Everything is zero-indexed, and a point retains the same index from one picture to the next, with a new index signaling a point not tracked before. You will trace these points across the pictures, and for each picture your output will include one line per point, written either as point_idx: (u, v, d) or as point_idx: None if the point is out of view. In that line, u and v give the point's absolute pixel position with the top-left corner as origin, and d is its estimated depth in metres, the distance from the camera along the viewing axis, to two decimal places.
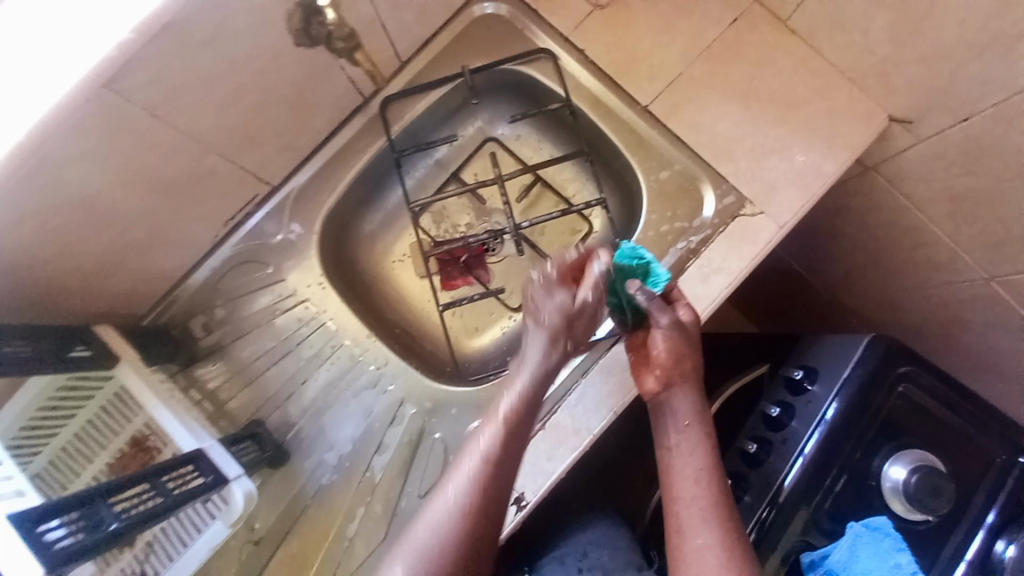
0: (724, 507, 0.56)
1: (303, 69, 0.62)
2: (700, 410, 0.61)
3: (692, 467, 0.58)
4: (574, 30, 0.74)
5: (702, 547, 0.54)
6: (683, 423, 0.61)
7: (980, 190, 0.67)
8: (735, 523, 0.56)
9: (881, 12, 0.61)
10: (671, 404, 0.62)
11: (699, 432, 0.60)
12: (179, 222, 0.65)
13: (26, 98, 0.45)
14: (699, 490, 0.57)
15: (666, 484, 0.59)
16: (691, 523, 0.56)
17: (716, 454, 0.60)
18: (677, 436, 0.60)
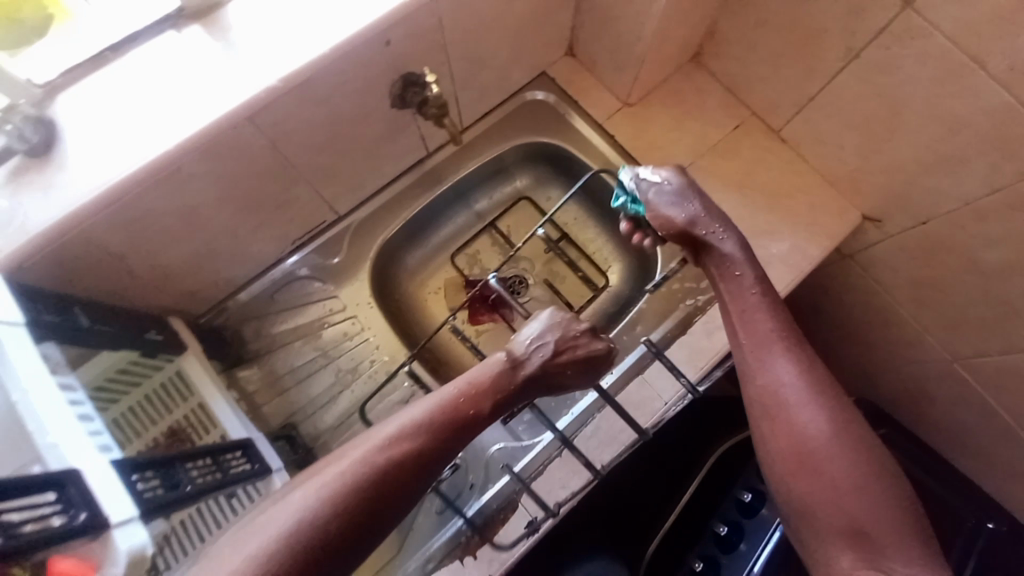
0: (814, 381, 0.57)
1: (389, 125, 0.76)
2: (760, 279, 0.63)
3: (772, 351, 0.58)
4: (606, 119, 0.90)
5: (778, 379, 0.57)
6: (757, 316, 0.61)
7: (937, 280, 0.80)
8: (836, 402, 0.56)
9: (853, 134, 0.77)
10: (738, 297, 0.62)
11: (771, 305, 0.61)
12: (253, 236, 0.74)
13: (184, 119, 0.55)
14: (787, 368, 0.57)
15: (748, 371, 0.60)
16: (793, 405, 0.56)
17: (794, 332, 0.60)
18: (751, 327, 0.60)
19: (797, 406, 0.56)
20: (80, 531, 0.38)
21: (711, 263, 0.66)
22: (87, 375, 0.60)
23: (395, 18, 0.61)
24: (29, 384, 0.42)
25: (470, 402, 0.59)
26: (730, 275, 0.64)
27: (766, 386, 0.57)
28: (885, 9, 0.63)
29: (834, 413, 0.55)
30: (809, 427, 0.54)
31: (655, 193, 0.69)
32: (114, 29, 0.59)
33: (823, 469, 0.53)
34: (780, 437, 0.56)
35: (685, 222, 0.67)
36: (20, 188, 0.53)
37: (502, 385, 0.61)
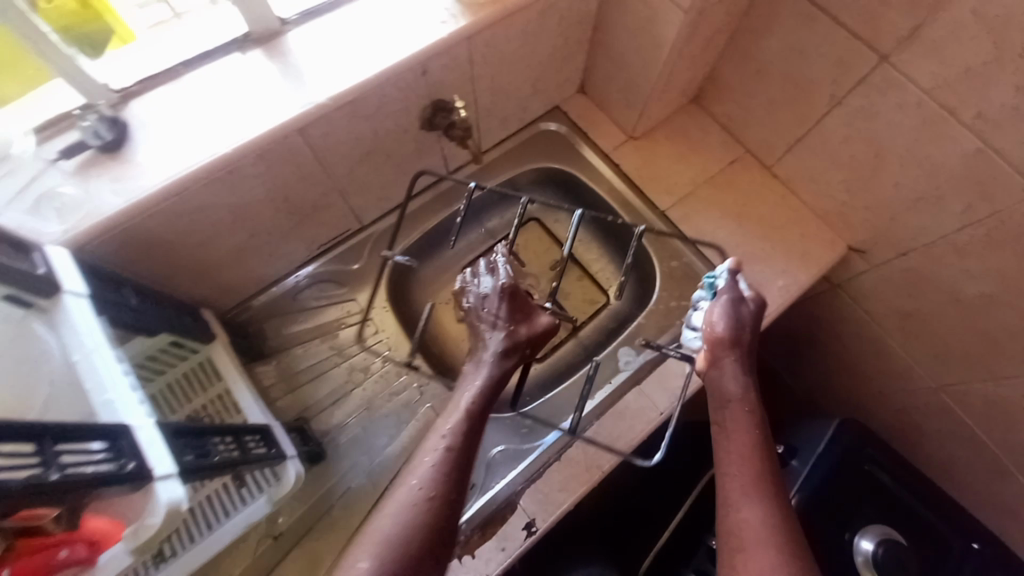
0: (789, 537, 0.54)
1: (417, 144, 0.83)
2: (759, 419, 0.63)
3: (750, 487, 0.57)
4: (613, 150, 0.98)
5: (747, 521, 0.55)
6: (744, 442, 0.61)
7: (921, 311, 0.85)
8: (807, 565, 0.52)
9: (839, 172, 0.84)
10: (728, 416, 0.63)
11: (755, 443, 0.61)
12: (284, 238, 0.79)
13: (240, 128, 0.62)
14: (762, 511, 0.55)
15: (725, 498, 0.58)
16: (758, 542, 0.53)
17: (774, 475, 0.59)
18: (736, 454, 0.60)
19: (755, 552, 0.53)
20: (128, 479, 0.42)
21: (716, 395, 0.66)
22: (132, 351, 0.64)
23: (432, 52, 0.69)
24: (92, 345, 0.47)
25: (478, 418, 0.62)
26: (727, 394, 0.65)
27: (735, 520, 0.56)
28: (865, 62, 0.71)
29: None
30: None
31: (716, 302, 0.71)
32: (186, 46, 0.67)
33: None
34: (739, 571, 0.53)
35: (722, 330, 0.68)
36: (90, 178, 0.60)
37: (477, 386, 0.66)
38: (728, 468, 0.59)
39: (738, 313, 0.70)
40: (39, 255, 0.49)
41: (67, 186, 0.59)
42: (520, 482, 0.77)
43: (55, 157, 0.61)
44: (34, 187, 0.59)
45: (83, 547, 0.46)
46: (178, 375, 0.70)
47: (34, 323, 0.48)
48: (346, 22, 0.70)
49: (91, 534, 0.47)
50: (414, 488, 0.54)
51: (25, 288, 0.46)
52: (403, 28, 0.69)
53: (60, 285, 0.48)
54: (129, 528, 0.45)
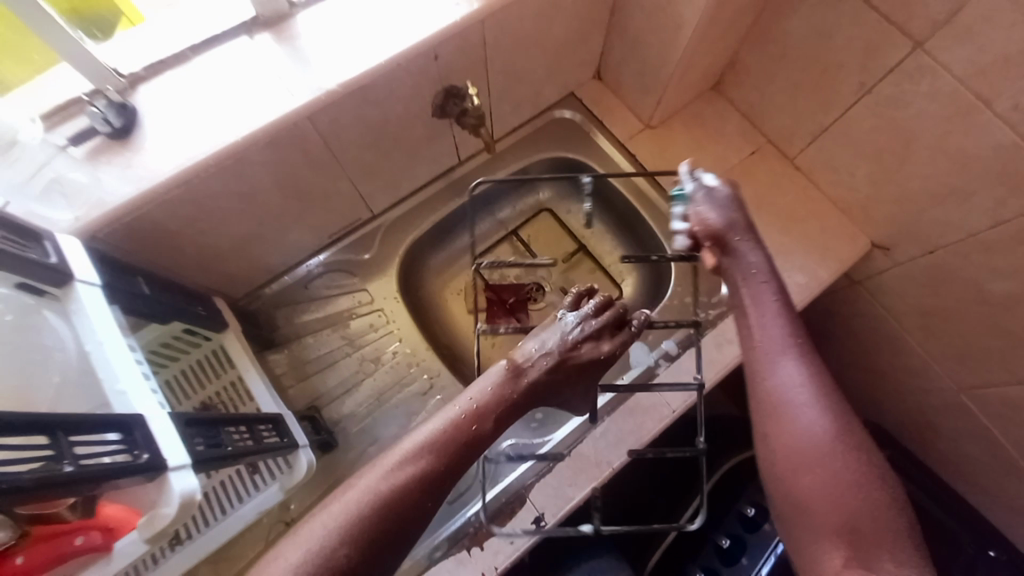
0: (825, 387, 0.53)
1: (427, 131, 0.82)
2: (782, 291, 0.59)
3: (782, 348, 0.55)
4: (629, 139, 0.96)
5: (782, 384, 0.53)
6: (769, 308, 0.57)
7: (944, 309, 0.83)
8: (844, 411, 0.52)
9: (863, 164, 0.81)
10: (750, 289, 0.59)
11: (782, 310, 0.57)
12: (294, 226, 0.79)
13: (249, 114, 0.61)
14: (797, 369, 0.53)
15: (753, 368, 0.55)
16: (795, 400, 0.52)
17: (806, 336, 0.56)
18: (762, 325, 0.56)
19: (801, 413, 0.51)
20: (142, 470, 0.42)
21: (735, 270, 0.60)
22: (144, 338, 0.68)
23: (444, 36, 0.67)
24: (103, 336, 0.47)
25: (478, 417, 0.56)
26: (749, 268, 0.59)
27: (768, 386, 0.54)
28: (897, 48, 0.68)
29: (838, 418, 0.51)
30: (808, 432, 0.51)
31: (703, 195, 0.63)
32: (194, 30, 0.66)
33: (808, 466, 0.50)
34: (774, 430, 0.52)
35: (719, 222, 0.61)
36: (99, 165, 0.59)
37: (507, 400, 0.57)
38: (760, 339, 0.56)
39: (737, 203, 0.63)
40: (50, 243, 0.48)
41: (77, 172, 0.59)
42: (531, 476, 0.76)
43: (64, 143, 0.61)
44: (46, 173, 0.59)
45: (99, 533, 0.47)
46: (190, 363, 0.72)
47: (46, 311, 0.48)
48: (357, 5, 0.68)
49: (106, 521, 0.48)
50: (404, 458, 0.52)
51: (37, 278, 0.45)
52: (414, 10, 0.67)
53: (72, 272, 0.48)
54: (145, 517, 0.45)
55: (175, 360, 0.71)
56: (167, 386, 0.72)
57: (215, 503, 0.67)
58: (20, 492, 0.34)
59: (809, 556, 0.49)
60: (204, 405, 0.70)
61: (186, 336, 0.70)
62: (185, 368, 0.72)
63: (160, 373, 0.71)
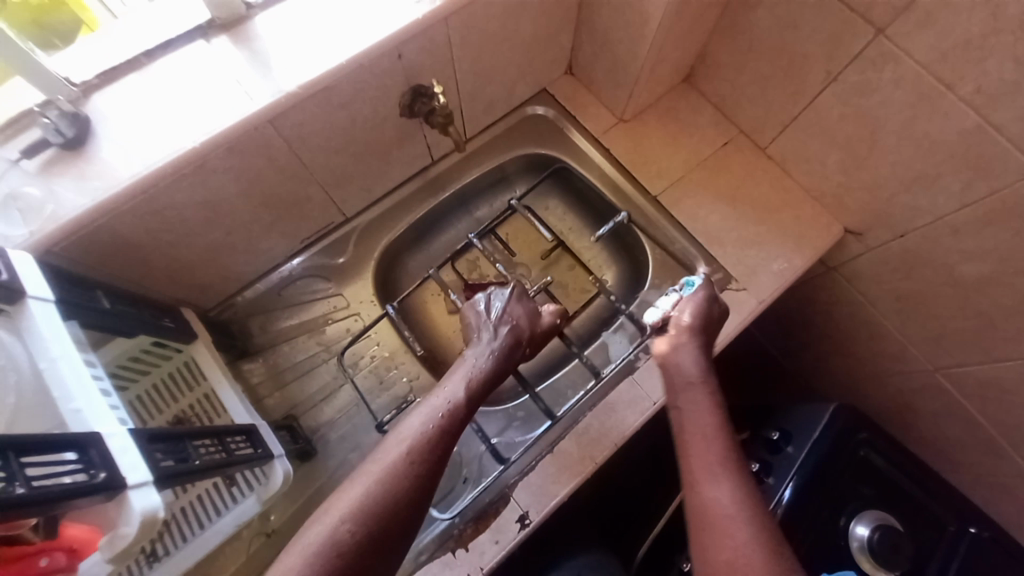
0: (753, 508, 0.57)
1: (397, 133, 0.81)
2: (718, 406, 0.67)
3: (715, 466, 0.61)
4: (602, 134, 0.95)
5: (715, 500, 0.59)
6: (705, 422, 0.65)
7: (917, 293, 0.83)
8: (772, 533, 0.55)
9: (833, 151, 0.82)
10: (688, 399, 0.67)
11: (717, 425, 0.65)
12: (264, 233, 0.77)
13: (208, 120, 0.60)
14: (729, 486, 0.59)
15: (690, 480, 0.62)
16: (726, 516, 0.57)
17: (736, 454, 0.63)
18: (701, 436, 0.64)
19: (727, 528, 0.56)
20: (100, 490, 0.41)
21: (679, 382, 0.69)
22: (109, 355, 0.65)
23: (407, 35, 0.66)
24: (58, 353, 0.45)
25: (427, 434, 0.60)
26: (688, 377, 0.68)
27: (702, 499, 0.59)
28: (860, 35, 0.68)
29: (765, 541, 0.54)
30: (733, 549, 0.54)
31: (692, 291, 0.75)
32: (149, 35, 0.64)
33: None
34: (711, 545, 0.56)
35: (689, 323, 0.71)
36: (53, 177, 0.57)
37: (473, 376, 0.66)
38: (695, 456, 0.63)
39: (707, 312, 0.73)
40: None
41: (30, 186, 0.57)
42: (515, 475, 0.76)
43: (17, 157, 0.59)
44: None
45: (63, 555, 0.46)
46: (161, 377, 0.70)
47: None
48: (317, 5, 0.67)
49: (71, 543, 0.47)
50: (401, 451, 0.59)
51: None
52: (375, 10, 0.66)
53: (24, 289, 0.46)
54: (106, 538, 0.44)
55: (143, 376, 0.69)
56: (134, 404, 0.69)
57: (187, 519, 0.65)
58: None
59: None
60: (178, 420, 0.69)
61: (156, 349, 0.69)
62: (154, 384, 0.70)
63: (126, 392, 0.69)
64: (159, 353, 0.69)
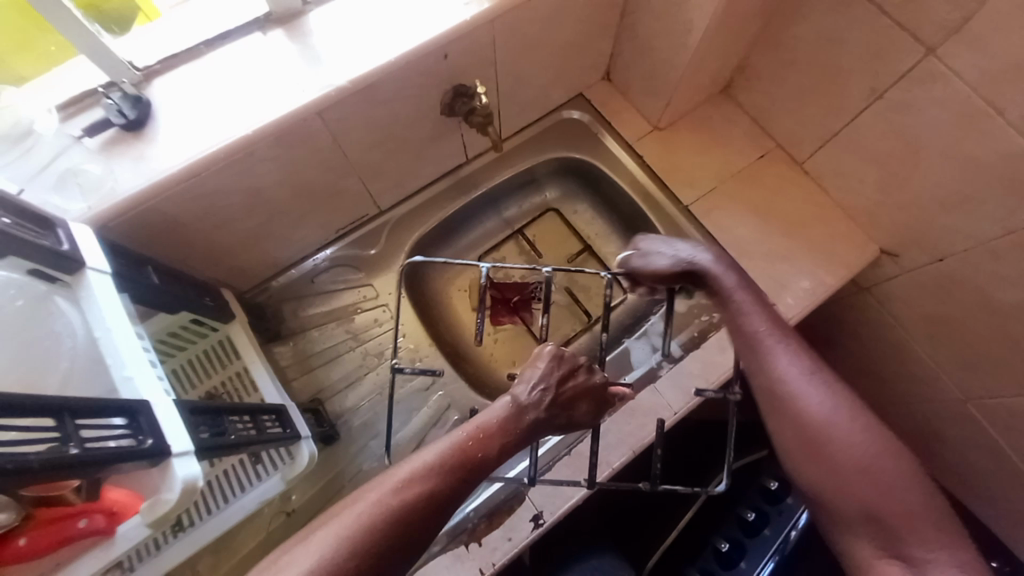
0: (818, 372, 0.55)
1: (435, 130, 0.82)
2: (755, 287, 0.61)
3: (768, 341, 0.56)
4: (636, 141, 0.96)
5: (781, 374, 0.55)
6: (745, 303, 0.59)
7: (952, 319, 0.81)
8: (842, 391, 0.54)
9: (873, 170, 0.81)
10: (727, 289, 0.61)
11: (760, 303, 0.59)
12: (302, 221, 0.80)
13: (259, 110, 0.62)
14: (790, 358, 0.55)
15: (751, 365, 0.57)
16: (800, 392, 0.53)
17: (783, 325, 0.58)
18: (745, 319, 0.58)
19: (800, 399, 0.53)
20: (146, 456, 0.42)
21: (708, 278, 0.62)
22: (152, 328, 0.68)
23: (454, 35, 0.67)
24: (111, 323, 0.47)
25: (444, 477, 0.50)
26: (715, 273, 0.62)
27: (771, 379, 0.55)
28: (909, 54, 0.67)
29: (835, 398, 0.53)
30: (814, 417, 0.52)
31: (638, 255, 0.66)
32: (208, 26, 0.67)
33: (828, 451, 0.51)
34: (793, 426, 0.53)
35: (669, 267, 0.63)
36: (113, 156, 0.60)
37: (509, 433, 0.54)
38: (748, 337, 0.57)
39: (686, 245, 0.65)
40: (63, 231, 0.48)
41: (91, 163, 0.60)
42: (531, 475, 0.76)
43: (79, 135, 0.61)
44: (58, 164, 0.59)
45: (102, 517, 0.47)
46: (197, 353, 0.74)
47: (58, 297, 0.48)
48: (369, 2, 0.69)
49: (111, 506, 0.48)
50: (414, 474, 0.50)
51: (49, 264, 0.46)
52: (424, 10, 0.67)
53: (85, 260, 0.48)
54: (148, 501, 0.46)
55: (183, 349, 0.73)
56: (174, 375, 0.73)
57: (217, 488, 0.68)
58: (23, 474, 0.35)
59: (841, 547, 0.50)
60: (211, 394, 0.72)
61: (193, 327, 0.72)
62: (192, 358, 0.74)
63: (167, 363, 0.73)
64: (198, 330, 0.72)
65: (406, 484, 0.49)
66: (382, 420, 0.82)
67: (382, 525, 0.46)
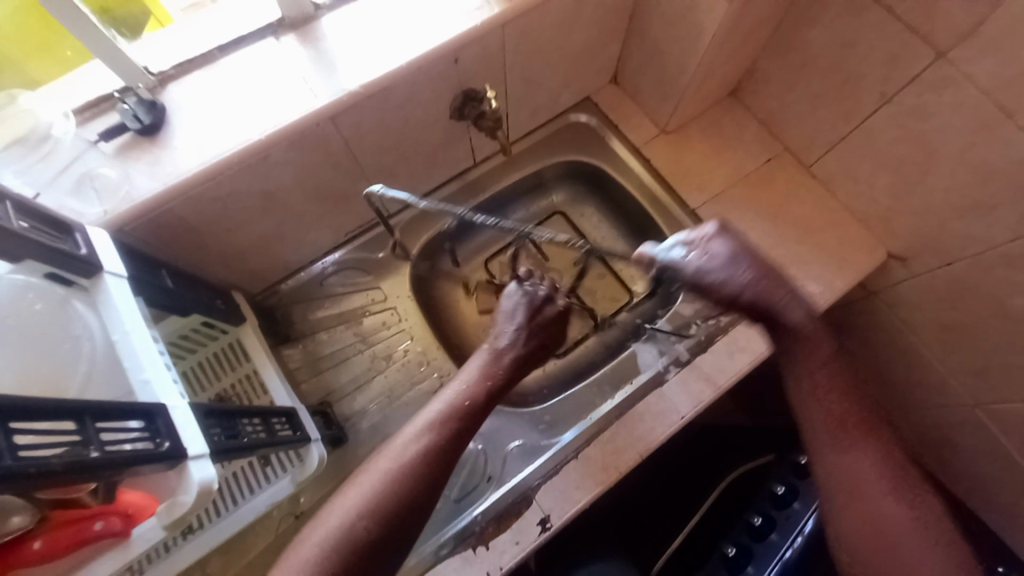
0: (896, 472, 0.57)
1: (445, 134, 0.83)
2: (848, 371, 0.62)
3: (852, 433, 0.58)
4: (644, 144, 0.96)
5: (853, 466, 0.57)
6: (826, 388, 0.61)
7: (963, 324, 0.81)
8: (916, 498, 0.55)
9: (883, 174, 0.80)
10: (820, 372, 0.61)
11: (843, 391, 0.61)
12: (313, 224, 0.80)
13: (273, 115, 0.63)
14: (866, 454, 0.57)
15: (818, 450, 0.60)
16: (870, 492, 0.56)
17: (869, 415, 0.59)
18: (821, 404, 0.60)
19: (872, 497, 0.55)
20: (163, 458, 0.43)
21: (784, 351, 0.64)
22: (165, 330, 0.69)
23: (465, 40, 0.68)
24: (129, 327, 0.47)
25: (438, 438, 0.58)
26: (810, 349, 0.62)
27: (842, 473, 0.57)
28: (920, 58, 0.67)
29: (909, 506, 0.55)
30: (886, 521, 0.54)
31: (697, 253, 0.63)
32: (222, 32, 0.68)
33: (896, 557, 0.52)
34: (855, 522, 0.55)
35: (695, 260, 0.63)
36: (128, 160, 0.61)
37: (492, 376, 0.64)
38: (818, 422, 0.60)
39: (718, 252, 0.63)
40: (80, 236, 0.49)
41: (106, 167, 0.60)
42: (538, 478, 0.76)
43: (95, 139, 0.62)
44: (75, 167, 0.60)
45: (118, 519, 0.48)
46: (207, 355, 0.75)
47: (75, 301, 0.49)
48: (382, 7, 0.69)
49: (126, 508, 0.48)
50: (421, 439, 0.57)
51: (67, 269, 0.46)
52: (436, 16, 0.68)
53: (102, 264, 0.49)
54: (163, 505, 0.46)
55: (196, 349, 0.74)
56: (186, 376, 0.74)
57: (231, 491, 0.68)
58: (47, 476, 0.35)
59: None
60: (221, 395, 0.72)
61: (204, 329, 0.73)
62: (204, 359, 0.74)
63: (180, 363, 0.74)
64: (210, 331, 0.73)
65: (405, 451, 0.57)
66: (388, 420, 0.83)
67: (380, 493, 0.53)
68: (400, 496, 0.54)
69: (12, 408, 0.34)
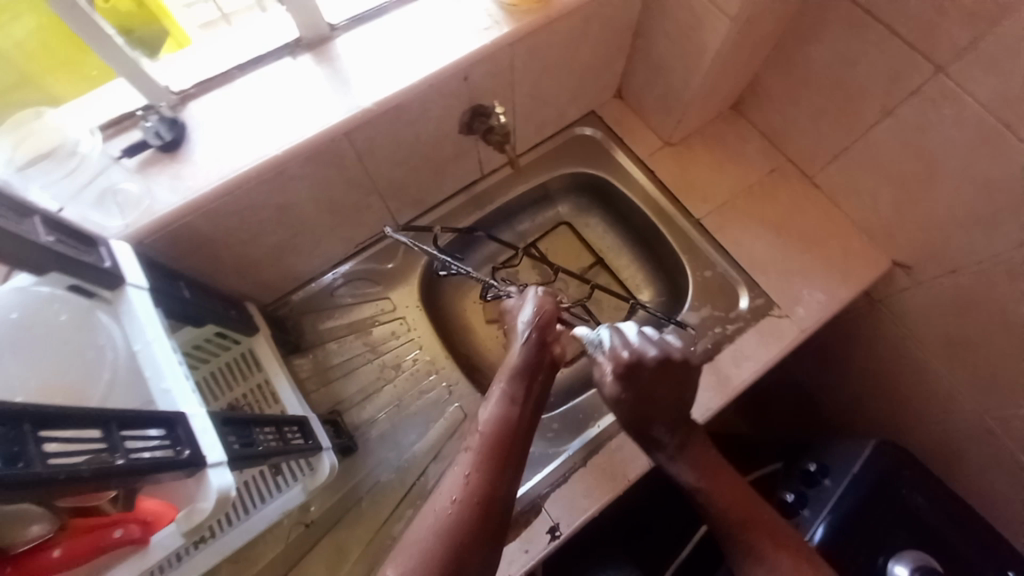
0: (803, 559, 0.60)
1: (454, 148, 0.85)
2: (719, 466, 0.68)
3: (752, 532, 0.63)
4: (649, 157, 0.98)
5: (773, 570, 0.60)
6: (718, 482, 0.66)
7: (969, 333, 0.82)
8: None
9: (885, 184, 0.82)
10: (711, 476, 0.67)
11: (722, 481, 0.67)
12: (325, 236, 0.82)
13: (290, 131, 0.65)
14: (777, 555, 0.60)
15: (745, 558, 0.62)
16: None
17: (753, 504, 0.66)
18: (717, 503, 0.65)
19: None
20: (184, 465, 0.44)
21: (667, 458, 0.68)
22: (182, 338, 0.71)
23: (475, 58, 0.70)
24: (152, 336, 0.49)
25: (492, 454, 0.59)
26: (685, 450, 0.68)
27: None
28: (919, 73, 0.69)
29: None
30: None
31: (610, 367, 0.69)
32: (241, 52, 0.71)
33: None
34: None
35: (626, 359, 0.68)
36: (149, 176, 0.63)
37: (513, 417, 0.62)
38: (721, 524, 0.65)
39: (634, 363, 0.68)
40: (105, 249, 0.51)
41: (128, 182, 0.62)
42: (546, 487, 0.77)
43: (118, 155, 0.64)
44: (97, 183, 0.62)
45: (137, 526, 0.49)
46: (220, 364, 0.76)
47: (99, 312, 0.50)
48: (394, 28, 0.72)
49: (145, 514, 0.50)
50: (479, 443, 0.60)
51: (93, 280, 0.48)
52: (447, 35, 0.70)
53: (125, 277, 0.51)
54: (184, 510, 0.47)
55: (210, 359, 0.75)
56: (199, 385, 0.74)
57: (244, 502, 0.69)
58: (78, 481, 0.36)
59: None
60: (233, 405, 0.73)
61: (217, 338, 0.74)
62: (216, 368, 0.75)
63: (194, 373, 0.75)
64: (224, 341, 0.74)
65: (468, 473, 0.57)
66: (396, 428, 0.84)
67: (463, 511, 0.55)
68: (472, 513, 0.55)
69: (41, 415, 0.35)
